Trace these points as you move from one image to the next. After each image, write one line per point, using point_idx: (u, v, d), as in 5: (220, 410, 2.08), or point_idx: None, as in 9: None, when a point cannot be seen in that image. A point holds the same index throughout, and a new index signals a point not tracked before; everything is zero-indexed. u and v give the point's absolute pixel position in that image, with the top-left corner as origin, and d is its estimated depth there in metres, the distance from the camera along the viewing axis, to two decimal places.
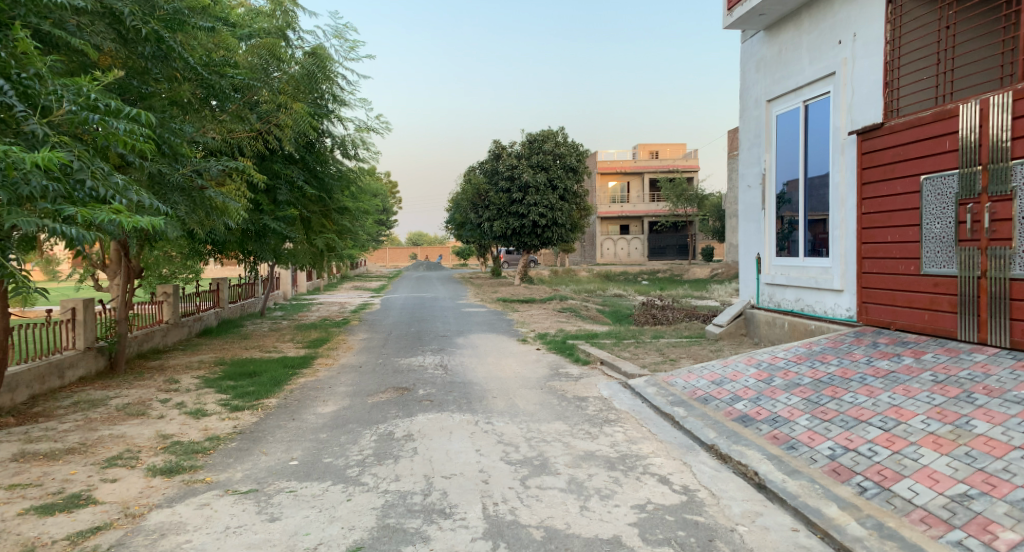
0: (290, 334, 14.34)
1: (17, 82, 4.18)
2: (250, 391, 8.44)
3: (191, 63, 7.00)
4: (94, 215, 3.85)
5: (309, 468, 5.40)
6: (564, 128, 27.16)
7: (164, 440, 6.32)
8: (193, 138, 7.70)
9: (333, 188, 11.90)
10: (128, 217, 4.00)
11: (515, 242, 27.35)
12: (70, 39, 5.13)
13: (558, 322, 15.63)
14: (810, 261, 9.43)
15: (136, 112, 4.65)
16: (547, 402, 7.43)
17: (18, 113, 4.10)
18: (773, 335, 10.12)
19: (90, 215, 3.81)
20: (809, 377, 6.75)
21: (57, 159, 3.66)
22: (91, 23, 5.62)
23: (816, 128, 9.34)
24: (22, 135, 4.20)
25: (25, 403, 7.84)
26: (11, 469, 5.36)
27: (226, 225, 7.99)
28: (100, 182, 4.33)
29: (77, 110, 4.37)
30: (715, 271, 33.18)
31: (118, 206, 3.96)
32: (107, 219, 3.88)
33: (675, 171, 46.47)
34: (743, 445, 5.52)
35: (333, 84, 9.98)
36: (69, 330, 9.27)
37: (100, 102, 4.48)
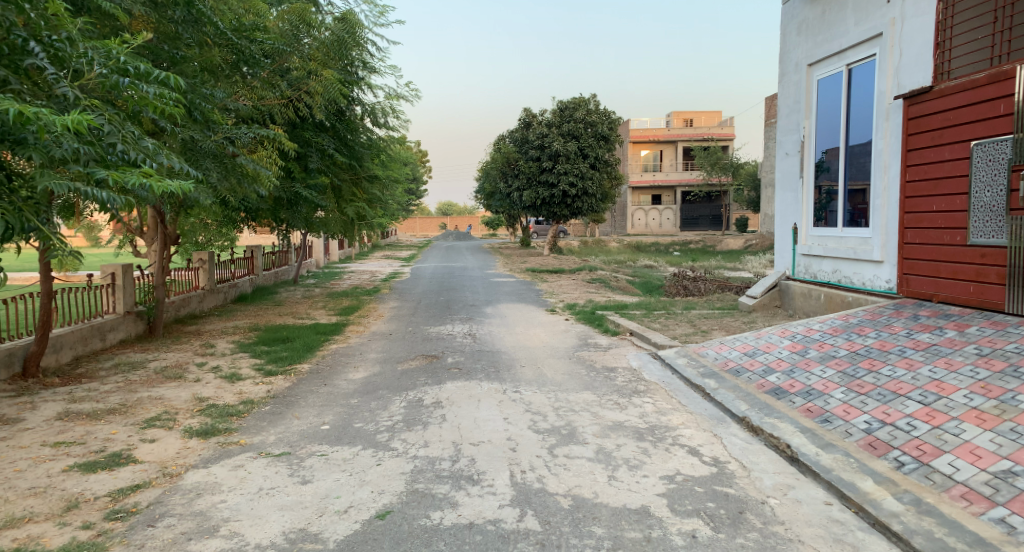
0: (322, 302, 14.53)
1: (48, 45, 4.25)
2: (283, 356, 8.59)
3: (220, 28, 7.00)
4: (125, 178, 3.85)
5: (340, 433, 5.47)
6: (595, 96, 26.65)
7: (200, 403, 6.47)
8: (225, 105, 7.73)
9: (363, 156, 11.90)
10: (158, 181, 4.00)
11: (544, 212, 27.18)
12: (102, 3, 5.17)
13: (587, 293, 15.55)
14: (849, 232, 9.16)
15: (165, 75, 4.65)
16: (575, 372, 7.41)
17: (49, 76, 4.16)
18: (808, 307, 9.91)
19: (121, 179, 3.82)
20: (845, 349, 6.60)
21: (86, 122, 3.64)
22: None
23: (859, 92, 8.98)
24: (55, 98, 4.25)
25: (69, 364, 8.10)
26: (56, 428, 5.55)
27: (258, 193, 8.06)
28: (130, 145, 4.38)
29: (107, 73, 4.38)
30: (748, 242, 32.60)
31: (148, 169, 3.95)
32: (138, 182, 3.89)
33: (710, 139, 45.49)
34: (775, 417, 5.43)
35: (363, 51, 9.90)
36: (110, 295, 9.52)
37: (129, 65, 4.48)
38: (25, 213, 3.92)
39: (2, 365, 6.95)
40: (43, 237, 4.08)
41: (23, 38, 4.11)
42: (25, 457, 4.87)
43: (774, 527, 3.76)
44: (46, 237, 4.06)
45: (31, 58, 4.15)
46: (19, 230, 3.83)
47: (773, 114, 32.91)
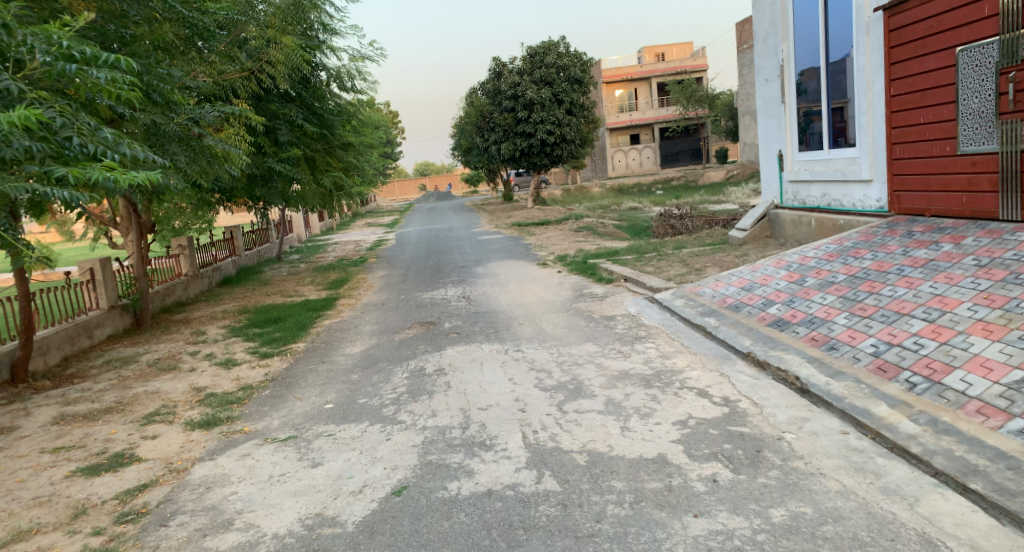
0: (309, 277, 14.32)
1: None
2: (277, 337, 8.44)
3: (171, 3, 6.58)
4: (87, 174, 3.63)
5: (345, 410, 5.38)
6: (565, 38, 26.00)
7: (199, 393, 6.35)
8: (185, 83, 7.39)
9: (334, 124, 11.51)
10: (123, 173, 3.77)
11: (523, 164, 26.82)
12: None
13: (575, 241, 15.44)
14: (836, 153, 9.05)
15: (115, 58, 4.30)
16: (574, 324, 7.34)
17: None
18: (799, 235, 9.85)
19: (82, 175, 3.60)
20: (842, 274, 6.55)
21: (36, 117, 3.42)
22: None
23: (837, 8, 8.71)
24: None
25: (59, 365, 7.93)
26: (54, 433, 5.42)
27: (232, 173, 7.80)
28: (89, 137, 4.12)
29: (52, 60, 4.05)
30: (729, 173, 32.45)
31: (110, 161, 3.72)
32: (101, 178, 3.67)
33: (683, 73, 44.82)
34: (781, 350, 5.40)
35: (322, 12, 9.45)
36: (91, 291, 9.27)
37: (74, 50, 4.12)
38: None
39: None
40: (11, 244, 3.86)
41: None
42: (26, 466, 4.75)
43: (793, 463, 3.73)
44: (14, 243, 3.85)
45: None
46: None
47: (745, 41, 32.33)
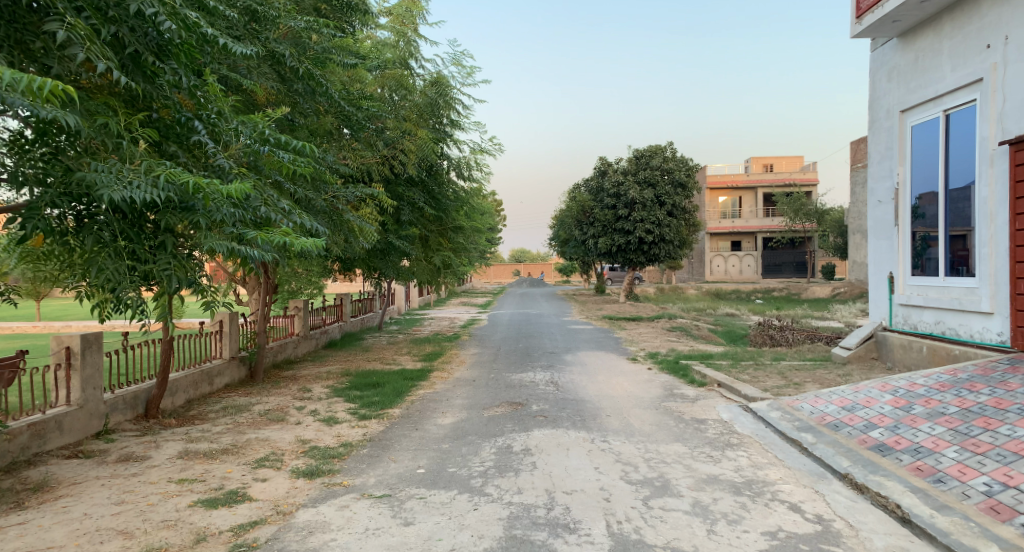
0: (407, 348, 14.97)
1: (207, 120, 4.82)
2: (375, 401, 8.92)
3: (335, 99, 7.54)
4: (272, 238, 4.33)
5: (436, 477, 5.65)
6: (672, 143, 26.75)
7: (303, 445, 6.82)
8: (335, 167, 8.37)
9: (450, 208, 12.39)
10: (296, 239, 4.45)
11: (620, 260, 27.18)
12: (243, 81, 5.95)
13: (668, 341, 15.36)
14: (953, 282, 8.80)
15: (298, 144, 5.11)
16: (663, 423, 7.35)
17: (209, 149, 4.72)
18: (908, 359, 9.45)
19: (267, 238, 4.29)
20: (955, 406, 6.27)
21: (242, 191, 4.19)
22: (258, 66, 6.41)
23: (959, 138, 8.72)
24: (212, 168, 4.76)
25: (183, 406, 8.73)
26: (179, 465, 6.01)
27: (361, 247, 8.59)
28: (270, 207, 4.88)
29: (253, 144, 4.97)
30: (835, 289, 31.29)
31: (288, 228, 4.41)
32: (281, 241, 4.35)
33: (792, 184, 44.40)
34: (882, 475, 5.22)
35: (453, 110, 10.45)
36: (218, 341, 10.22)
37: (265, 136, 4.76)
38: (184, 272, 4.40)
39: (128, 405, 7.60)
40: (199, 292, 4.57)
41: (189, 117, 4.69)
42: (155, 491, 5.29)
43: None
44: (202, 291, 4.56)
45: (195, 134, 4.75)
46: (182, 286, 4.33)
47: (860, 158, 31.89)
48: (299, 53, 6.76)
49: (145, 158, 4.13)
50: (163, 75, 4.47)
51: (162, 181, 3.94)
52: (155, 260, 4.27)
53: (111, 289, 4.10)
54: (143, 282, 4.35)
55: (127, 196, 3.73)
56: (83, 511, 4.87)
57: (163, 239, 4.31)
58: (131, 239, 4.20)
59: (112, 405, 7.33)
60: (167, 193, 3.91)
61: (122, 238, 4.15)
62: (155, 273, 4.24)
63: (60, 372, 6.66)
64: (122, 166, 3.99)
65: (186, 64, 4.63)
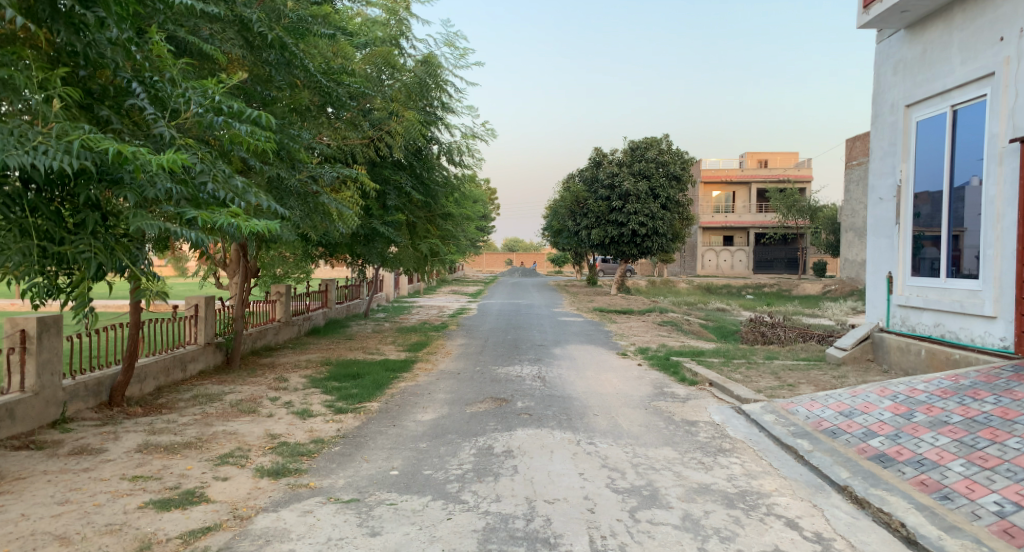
0: (391, 337, 14.58)
1: (150, 84, 4.43)
2: (353, 393, 8.53)
3: (312, 72, 7.16)
4: (214, 218, 3.90)
5: (409, 480, 5.28)
6: (668, 135, 26.30)
7: (272, 440, 6.44)
8: (311, 144, 8.01)
9: (438, 194, 11.98)
10: (246, 221, 4.01)
11: (612, 251, 26.85)
12: (202, 45, 5.41)
13: (659, 336, 15.04)
14: (954, 283, 8.51)
15: (257, 115, 4.67)
16: (653, 424, 7.01)
17: (148, 116, 4.29)
18: (905, 362, 9.17)
19: (209, 219, 3.86)
20: (959, 415, 5.96)
21: (181, 161, 3.75)
22: (222, 31, 5.99)
23: (967, 134, 8.39)
24: (152, 137, 4.32)
25: (151, 394, 8.30)
26: (136, 460, 5.62)
27: (341, 231, 8.17)
28: (220, 184, 4.43)
29: (204, 112, 4.49)
30: (827, 287, 31.07)
31: (236, 208, 4.00)
32: (226, 223, 3.92)
33: (786, 180, 44.16)
34: (884, 489, 4.90)
35: (444, 92, 10.00)
36: (192, 326, 9.78)
37: (222, 104, 4.53)
38: (110, 256, 3.77)
39: (90, 393, 7.20)
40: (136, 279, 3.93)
41: (127, 79, 4.28)
42: (104, 490, 4.91)
43: None
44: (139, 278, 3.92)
45: (133, 97, 4.33)
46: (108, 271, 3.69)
47: (857, 156, 31.57)
48: (273, 21, 6.40)
49: (64, 121, 3.67)
50: (94, 31, 4.01)
51: (79, 148, 3.49)
52: (74, 241, 3.67)
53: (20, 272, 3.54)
54: (61, 266, 3.73)
55: (29, 163, 3.27)
56: (21, 511, 4.48)
57: (84, 216, 3.71)
58: (46, 216, 3.63)
59: (72, 392, 6.92)
60: (83, 161, 3.44)
61: (34, 215, 3.60)
62: (70, 256, 3.61)
63: (14, 356, 6.24)
64: (30, 129, 3.53)
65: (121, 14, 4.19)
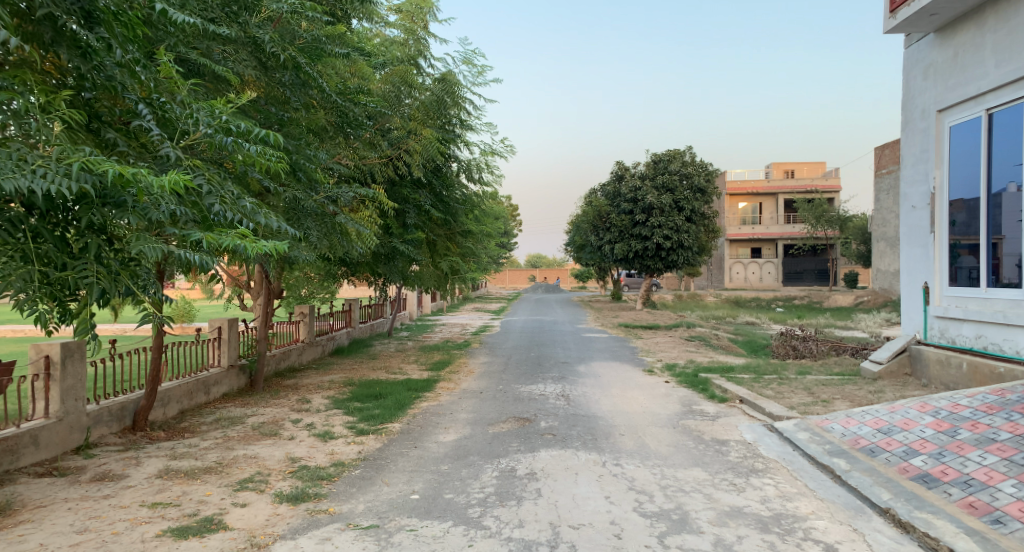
0: (414, 356, 14.52)
1: (158, 106, 4.45)
2: (375, 414, 8.44)
3: (327, 93, 7.23)
4: (219, 240, 3.85)
5: (430, 505, 5.14)
6: (691, 148, 26.07)
7: (293, 464, 6.35)
8: (328, 165, 8.02)
9: (457, 212, 11.97)
10: (252, 242, 3.95)
11: (637, 266, 26.57)
12: (214, 67, 5.43)
13: (686, 351, 14.75)
14: (995, 293, 8.17)
15: (267, 134, 4.64)
16: (681, 443, 6.78)
17: (154, 137, 4.28)
18: (946, 376, 8.80)
19: (215, 240, 3.81)
20: (1006, 432, 5.65)
21: (184, 182, 3.70)
22: (235, 52, 5.99)
23: (1003, 139, 8.10)
24: (158, 159, 4.32)
25: (175, 418, 8.31)
26: (156, 486, 5.57)
27: (359, 251, 8.17)
28: (230, 205, 4.40)
29: (213, 132, 4.48)
30: (859, 299, 30.36)
31: (242, 230, 3.94)
32: (232, 244, 3.86)
33: (813, 190, 43.44)
34: (930, 512, 4.62)
35: (461, 109, 9.89)
36: (216, 349, 9.81)
37: (232, 123, 4.51)
38: (113, 281, 3.72)
39: (114, 418, 7.21)
40: (140, 303, 3.88)
41: (134, 101, 4.28)
42: (123, 518, 4.87)
43: None
44: (143, 302, 3.89)
45: (139, 119, 4.32)
46: (110, 296, 3.65)
47: (885, 164, 30.96)
48: (286, 42, 6.43)
49: (67, 144, 3.67)
50: (101, 56, 4.05)
51: (79, 171, 3.46)
52: (75, 266, 3.63)
53: (21, 300, 3.47)
54: (63, 293, 3.69)
55: (26, 186, 3.24)
56: (40, 540, 4.45)
57: (86, 241, 3.67)
58: (49, 242, 3.61)
59: (96, 417, 6.94)
60: (82, 184, 3.42)
61: (35, 240, 3.57)
62: (71, 280, 3.57)
63: (38, 383, 6.26)
64: (31, 152, 3.52)
65: (129, 36, 4.21)
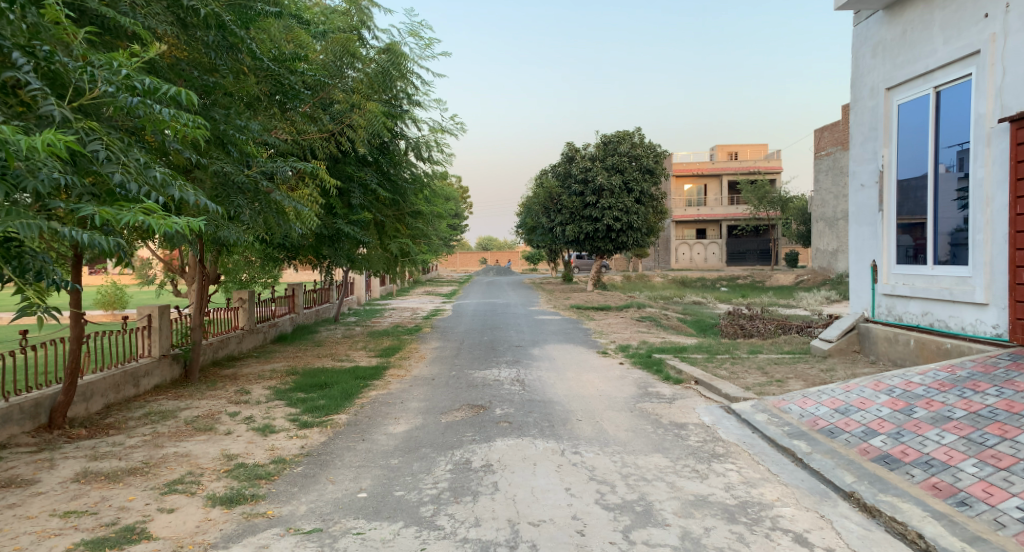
0: (362, 342, 14.00)
1: (42, 58, 3.84)
2: (320, 405, 7.98)
3: (255, 57, 6.76)
4: (117, 216, 3.34)
5: (379, 504, 4.78)
6: (640, 129, 26.01)
7: (229, 462, 5.86)
8: (263, 139, 7.47)
9: (406, 191, 11.46)
10: (160, 219, 3.43)
11: (587, 247, 26.54)
12: (121, 19, 4.80)
13: (638, 333, 14.68)
14: (942, 271, 8.25)
15: (177, 91, 4.08)
16: (640, 428, 6.58)
17: (33, 92, 3.69)
18: (894, 353, 8.91)
19: (110, 215, 3.31)
20: (961, 410, 5.63)
21: (65, 146, 3.18)
22: (147, 5, 5.30)
23: (951, 116, 8.12)
24: (42, 120, 3.76)
25: (99, 413, 7.66)
26: (70, 493, 5.02)
27: (298, 232, 7.68)
28: (134, 176, 3.86)
29: (114, 90, 3.92)
30: (800, 278, 31.17)
31: (148, 205, 3.42)
32: (134, 221, 3.35)
33: (756, 172, 44.34)
34: (895, 495, 4.54)
35: (408, 82, 9.51)
36: (145, 338, 9.11)
37: (135, 80, 3.95)
38: None
39: (27, 416, 6.54)
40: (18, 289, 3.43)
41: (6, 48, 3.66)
42: (29, 531, 4.35)
43: None
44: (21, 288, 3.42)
45: (14, 70, 3.72)
46: None
47: (825, 147, 31.69)
48: None
49: None
50: None
51: None
52: None
53: None
54: None
55: None
56: None
57: None
58: None
59: (5, 416, 6.27)
60: None
61: None
62: None
63: None
64: None
65: None
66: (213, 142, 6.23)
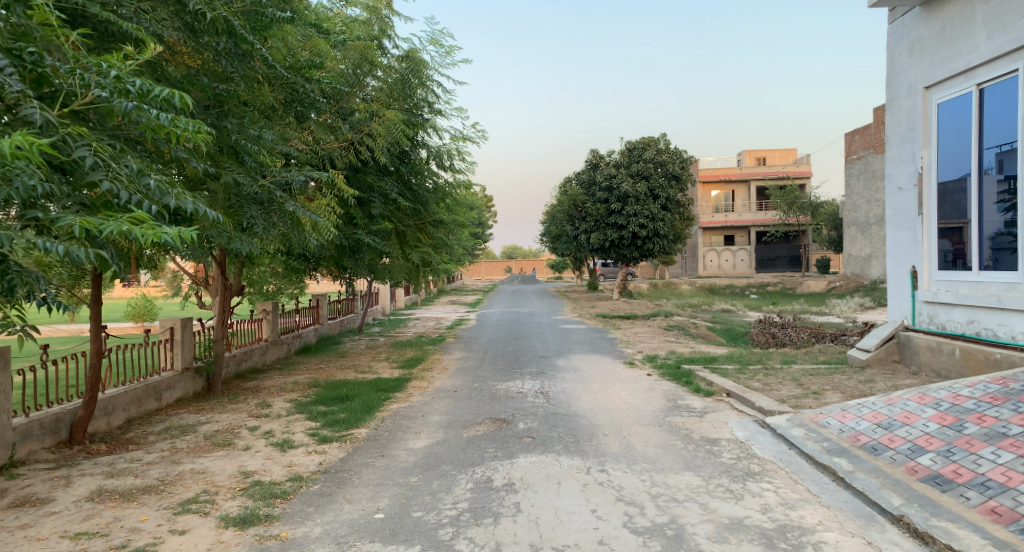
0: (385, 352, 13.87)
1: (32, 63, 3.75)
2: (340, 418, 7.82)
3: (267, 64, 6.64)
4: (101, 227, 3.21)
5: (396, 526, 4.58)
6: (665, 135, 25.64)
7: (245, 479, 5.71)
8: (281, 149, 7.39)
9: (428, 201, 11.33)
10: (148, 230, 3.28)
11: (613, 255, 26.19)
12: (123, 24, 4.72)
13: (666, 342, 14.32)
14: (989, 277, 7.81)
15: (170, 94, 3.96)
16: (670, 444, 6.29)
17: (19, 97, 3.60)
18: (937, 363, 8.48)
19: (91, 225, 3.19)
20: (1017, 425, 5.25)
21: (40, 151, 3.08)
22: (153, 10, 5.21)
23: (996, 114, 7.72)
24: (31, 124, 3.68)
25: (120, 428, 7.59)
26: (83, 513, 4.91)
27: (315, 243, 7.57)
28: (127, 184, 3.75)
29: (108, 95, 3.82)
30: (832, 284, 30.38)
31: (135, 215, 3.28)
32: (120, 231, 3.22)
33: (785, 177, 43.49)
34: (948, 521, 4.20)
35: (427, 90, 9.38)
36: (168, 350, 9.07)
37: (130, 84, 3.84)
38: None
39: (46, 431, 6.48)
40: None
41: None
42: None
43: None
44: None
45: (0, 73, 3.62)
46: None
47: (856, 150, 30.88)
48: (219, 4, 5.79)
49: None
50: None
51: None
52: None
53: None
54: None
55: None
56: None
57: None
58: None
59: (24, 432, 6.21)
60: None
61: None
62: None
63: None
64: None
65: None
66: (226, 151, 6.21)
